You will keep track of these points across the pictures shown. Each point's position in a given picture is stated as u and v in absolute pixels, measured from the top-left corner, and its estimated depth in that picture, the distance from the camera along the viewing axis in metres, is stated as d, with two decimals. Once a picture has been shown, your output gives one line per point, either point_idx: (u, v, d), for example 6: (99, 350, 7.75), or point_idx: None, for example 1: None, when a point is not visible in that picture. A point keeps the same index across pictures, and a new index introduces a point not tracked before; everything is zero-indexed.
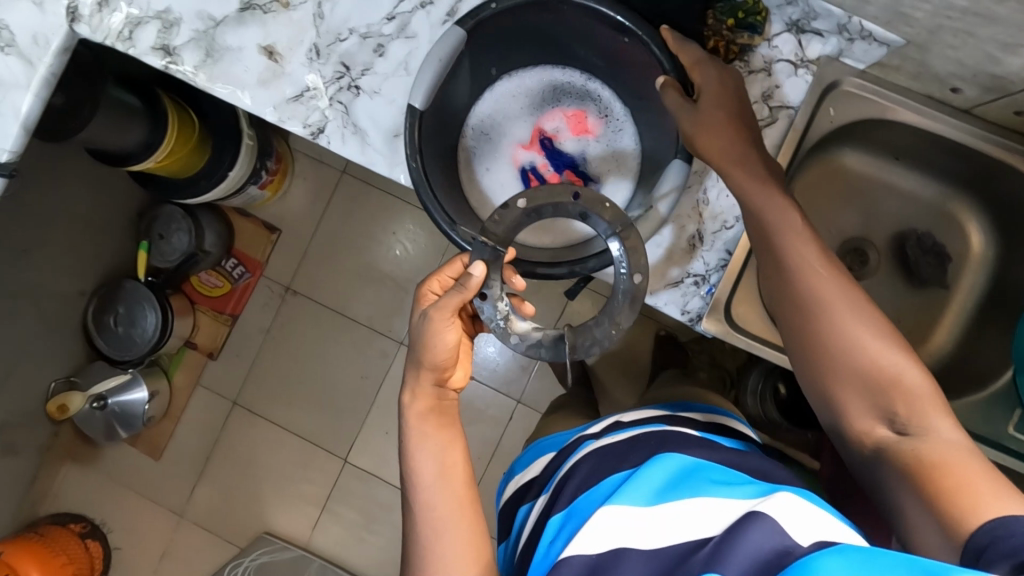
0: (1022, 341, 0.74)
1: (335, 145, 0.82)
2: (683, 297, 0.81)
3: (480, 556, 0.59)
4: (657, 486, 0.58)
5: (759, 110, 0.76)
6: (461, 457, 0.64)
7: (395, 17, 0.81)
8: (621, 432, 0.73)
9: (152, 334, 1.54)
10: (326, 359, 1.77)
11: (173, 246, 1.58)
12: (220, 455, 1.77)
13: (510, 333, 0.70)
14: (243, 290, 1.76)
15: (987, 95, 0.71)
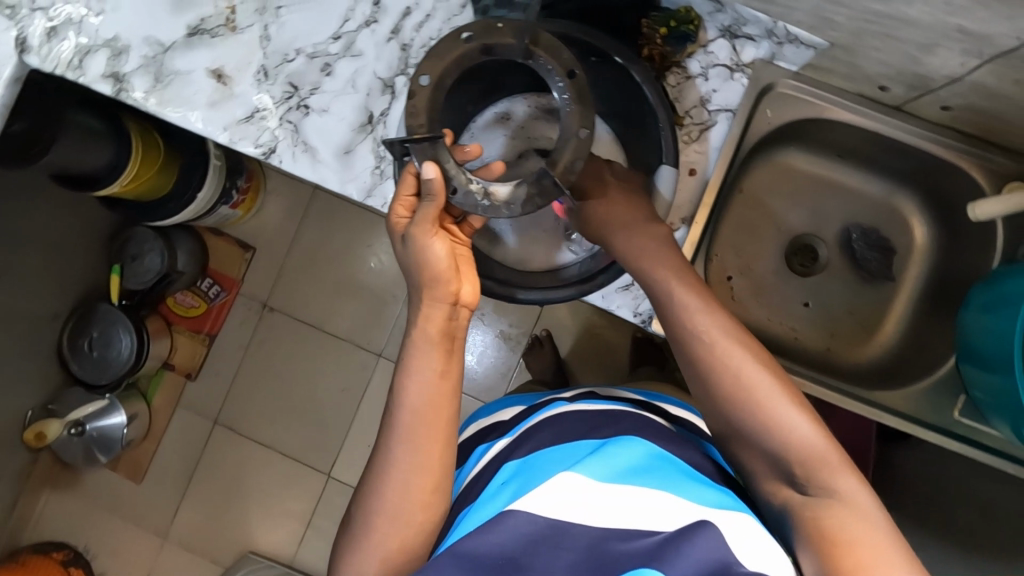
0: (969, 326, 0.75)
1: (287, 164, 0.83)
2: (635, 299, 0.81)
3: (435, 477, 0.64)
4: (625, 466, 0.59)
5: (698, 114, 0.79)
6: (449, 401, 0.65)
7: (340, 37, 0.83)
8: (596, 402, 0.73)
9: (129, 357, 1.55)
10: (306, 375, 1.77)
11: (146, 267, 1.59)
12: (203, 475, 1.76)
13: (498, 206, 0.66)
14: (220, 308, 1.76)
15: (914, 92, 0.72)
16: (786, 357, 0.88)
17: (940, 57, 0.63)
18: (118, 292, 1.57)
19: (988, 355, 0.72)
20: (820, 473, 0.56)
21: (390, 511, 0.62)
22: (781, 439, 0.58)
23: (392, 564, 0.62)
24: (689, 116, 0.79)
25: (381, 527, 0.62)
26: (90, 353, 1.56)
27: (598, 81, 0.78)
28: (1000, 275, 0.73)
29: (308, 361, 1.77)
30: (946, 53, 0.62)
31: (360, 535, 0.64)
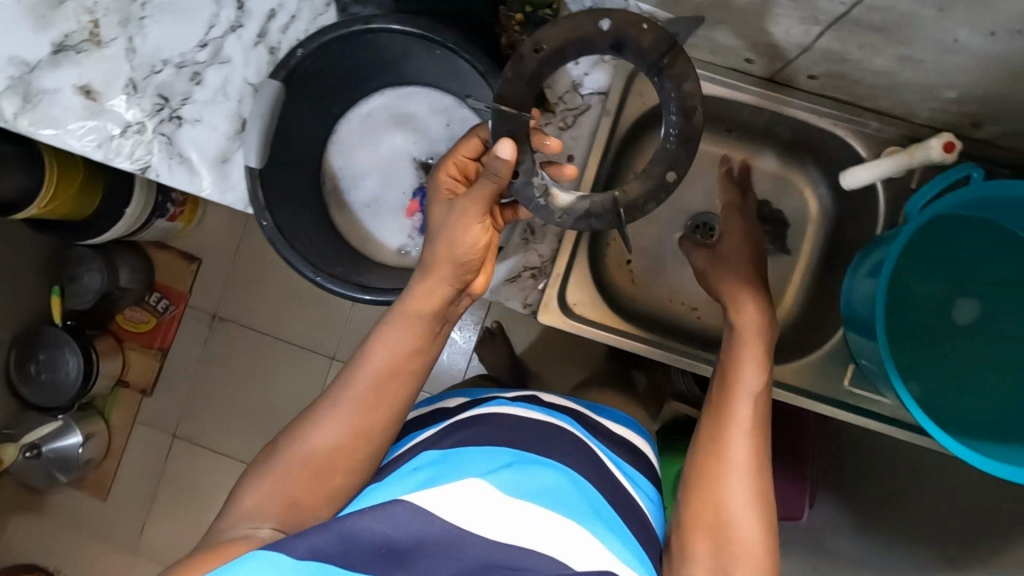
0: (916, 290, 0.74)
1: (166, 177, 0.83)
2: (523, 292, 0.81)
3: (358, 443, 0.59)
4: (541, 492, 0.54)
5: (572, 99, 0.78)
6: (419, 371, 0.62)
7: (207, 44, 0.81)
8: (535, 409, 0.67)
9: (77, 378, 1.51)
10: (269, 381, 1.67)
11: (85, 288, 1.52)
12: (162, 499, 1.65)
13: (553, 210, 0.63)
14: (170, 323, 1.66)
15: (777, 62, 0.71)
16: (683, 339, 0.88)
17: (783, 24, 0.62)
18: (59, 313, 1.51)
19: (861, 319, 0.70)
20: (734, 536, 0.55)
21: (308, 454, 0.57)
22: (726, 517, 0.56)
23: (281, 516, 0.55)
24: (564, 102, 0.78)
25: (289, 467, 0.57)
26: (38, 376, 1.52)
27: (454, 74, 0.74)
28: (940, 222, 0.72)
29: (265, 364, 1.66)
30: (787, 21, 0.61)
31: (262, 471, 0.57)
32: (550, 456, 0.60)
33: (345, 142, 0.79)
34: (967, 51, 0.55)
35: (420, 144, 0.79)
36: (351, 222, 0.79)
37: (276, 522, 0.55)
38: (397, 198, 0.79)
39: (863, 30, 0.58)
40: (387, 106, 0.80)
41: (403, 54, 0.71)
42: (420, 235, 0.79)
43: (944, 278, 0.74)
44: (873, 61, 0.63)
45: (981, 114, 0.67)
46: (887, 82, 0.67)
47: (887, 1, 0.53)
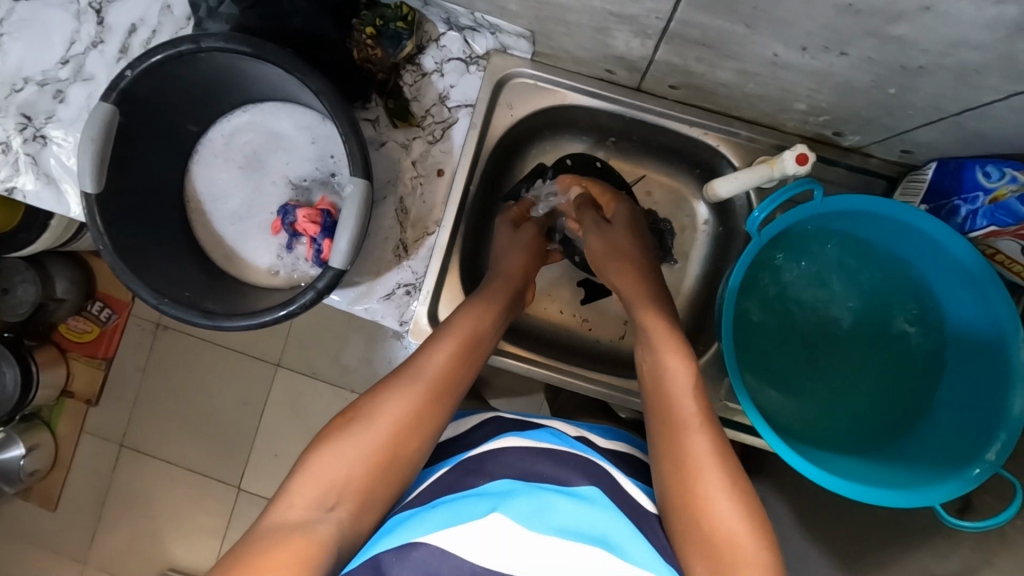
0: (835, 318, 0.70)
1: (32, 199, 0.80)
2: (399, 308, 0.78)
3: (390, 447, 0.54)
4: (564, 519, 0.47)
5: (438, 112, 0.77)
6: (479, 359, 0.65)
7: (69, 61, 0.79)
8: (546, 436, 0.60)
9: (15, 392, 1.24)
10: (195, 385, 1.38)
11: (18, 300, 1.26)
12: (114, 515, 1.37)
13: (575, 253, 0.87)
14: (113, 332, 1.38)
15: (636, 74, 0.70)
16: (571, 355, 0.85)
17: (620, 39, 0.62)
18: None
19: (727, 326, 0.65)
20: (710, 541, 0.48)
21: (369, 433, 0.54)
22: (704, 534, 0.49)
23: (345, 499, 0.50)
24: (430, 116, 0.77)
25: (367, 439, 0.53)
26: None
27: (299, 90, 0.71)
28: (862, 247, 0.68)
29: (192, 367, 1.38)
30: (622, 35, 0.60)
31: (322, 451, 0.52)
32: (570, 482, 0.53)
33: (209, 161, 0.78)
34: (789, 66, 0.55)
35: (284, 162, 0.78)
36: (215, 237, 0.78)
37: (338, 508, 0.50)
38: (263, 218, 0.78)
39: (691, 44, 0.57)
40: (250, 124, 0.78)
41: (247, 71, 0.69)
42: (288, 253, 0.77)
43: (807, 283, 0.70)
44: (715, 74, 0.62)
45: (837, 124, 0.66)
46: (738, 93, 0.66)
47: (696, 17, 0.52)
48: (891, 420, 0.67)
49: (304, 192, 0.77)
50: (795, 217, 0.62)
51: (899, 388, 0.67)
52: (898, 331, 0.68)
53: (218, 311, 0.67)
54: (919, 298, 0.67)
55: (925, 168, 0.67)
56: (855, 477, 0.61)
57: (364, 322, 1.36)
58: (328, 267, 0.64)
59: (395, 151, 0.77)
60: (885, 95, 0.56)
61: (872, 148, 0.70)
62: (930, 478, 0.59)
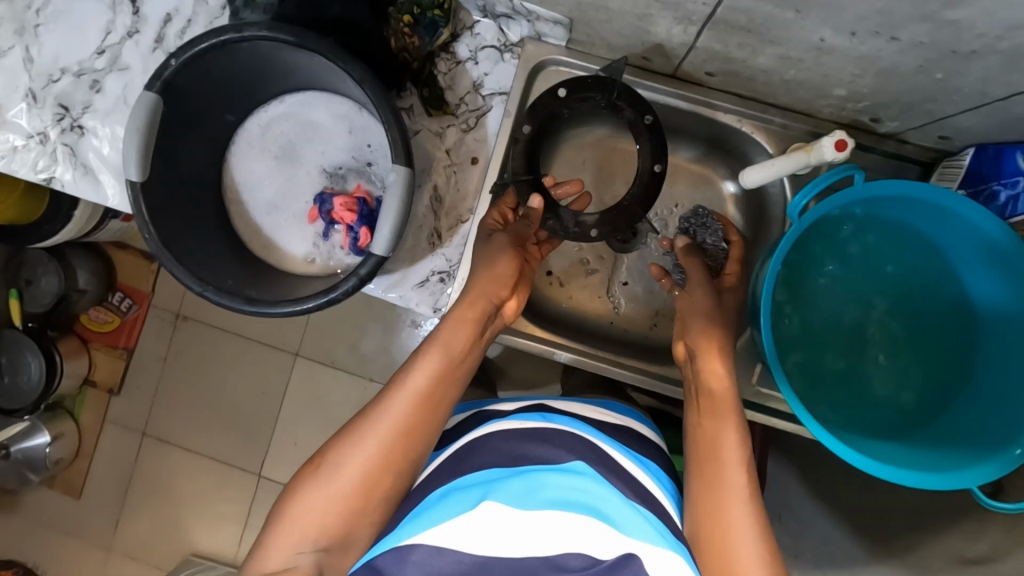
0: (855, 304, 0.71)
1: (70, 188, 0.81)
2: (433, 296, 0.79)
3: (360, 485, 0.55)
4: (556, 496, 0.49)
5: (472, 100, 0.77)
6: (458, 380, 0.63)
7: (105, 51, 0.80)
8: (532, 417, 0.61)
9: (39, 383, 1.26)
10: (216, 374, 1.39)
11: (42, 292, 1.29)
12: (138, 503, 1.40)
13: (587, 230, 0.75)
14: (134, 324, 1.39)
15: (672, 61, 0.70)
16: (602, 342, 0.86)
17: (661, 25, 0.62)
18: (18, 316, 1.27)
19: (766, 318, 0.64)
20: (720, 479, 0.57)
21: (337, 476, 0.55)
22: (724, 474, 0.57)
23: (323, 539, 0.53)
24: (464, 104, 0.77)
25: (333, 487, 0.54)
26: None
27: (336, 76, 0.71)
28: (892, 217, 0.67)
29: (213, 357, 1.40)
30: (664, 21, 0.61)
31: (296, 499, 0.55)
32: (556, 459, 0.54)
33: (245, 151, 0.79)
34: (835, 51, 0.55)
35: (320, 151, 0.78)
36: (251, 226, 0.78)
37: (315, 545, 0.52)
38: (298, 206, 0.79)
39: (735, 30, 0.57)
40: (286, 114, 0.78)
41: (286, 61, 0.70)
42: (324, 241, 0.78)
43: (842, 267, 0.70)
44: (756, 60, 0.62)
45: (875, 109, 0.66)
46: (776, 79, 0.66)
47: (745, 3, 0.52)
48: (934, 394, 0.68)
49: (339, 181, 0.78)
50: (833, 204, 0.62)
51: (933, 372, 0.68)
52: (931, 315, 0.68)
53: (261, 298, 0.68)
54: (955, 283, 0.67)
55: (963, 154, 0.68)
56: (892, 461, 0.62)
57: (381, 312, 1.37)
58: (370, 254, 0.65)
59: (429, 139, 0.78)
60: (930, 81, 0.56)
61: (909, 134, 0.70)
62: (973, 457, 0.60)
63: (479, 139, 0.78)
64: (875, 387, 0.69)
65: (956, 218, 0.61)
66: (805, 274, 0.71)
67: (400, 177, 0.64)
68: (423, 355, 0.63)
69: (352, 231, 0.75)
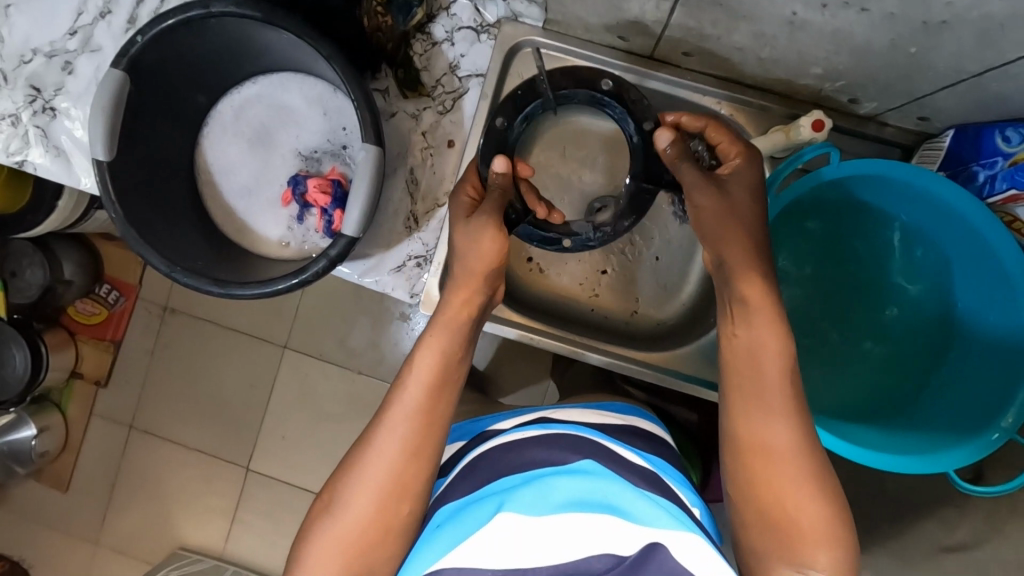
0: (841, 285, 0.69)
1: (43, 172, 0.80)
2: (410, 281, 0.78)
3: (375, 515, 0.52)
4: (571, 496, 0.48)
5: (448, 82, 0.76)
6: (456, 386, 0.58)
7: (76, 31, 0.79)
8: (534, 426, 0.59)
9: (25, 373, 1.24)
10: (204, 367, 1.38)
11: (27, 283, 1.27)
12: (125, 497, 1.39)
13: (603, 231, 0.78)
14: (121, 316, 1.38)
15: (649, 40, 0.69)
16: (581, 329, 0.85)
17: (635, 2, 0.61)
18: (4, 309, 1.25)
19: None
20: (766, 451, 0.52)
21: (345, 525, 0.52)
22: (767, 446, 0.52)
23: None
24: (440, 86, 0.76)
25: (346, 529, 0.52)
26: None
27: (306, 54, 0.70)
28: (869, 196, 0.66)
29: (201, 349, 1.39)
30: None
31: (313, 547, 0.52)
32: (560, 460, 0.52)
33: (220, 134, 0.78)
34: (807, 26, 0.54)
35: (295, 133, 0.77)
36: (227, 209, 0.77)
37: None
38: (274, 190, 0.78)
39: (707, 6, 0.56)
40: (260, 96, 0.77)
41: (258, 40, 0.69)
42: (299, 225, 0.77)
43: (819, 255, 0.69)
44: (732, 38, 0.61)
45: (853, 89, 0.65)
46: (754, 58, 0.65)
47: None
48: (919, 374, 0.66)
49: (314, 163, 0.77)
50: (801, 187, 0.63)
51: (915, 355, 0.67)
52: (910, 298, 0.67)
53: (229, 280, 0.67)
54: (931, 263, 0.66)
55: (943, 136, 0.67)
56: (872, 445, 0.61)
57: (370, 303, 1.36)
58: (340, 235, 0.64)
59: (405, 121, 0.77)
60: (904, 56, 0.55)
61: (889, 115, 0.69)
62: (950, 439, 0.60)
63: (454, 122, 0.77)
64: (863, 365, 0.68)
65: (932, 198, 0.61)
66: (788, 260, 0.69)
67: (368, 157, 0.63)
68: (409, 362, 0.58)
69: (326, 214, 0.74)
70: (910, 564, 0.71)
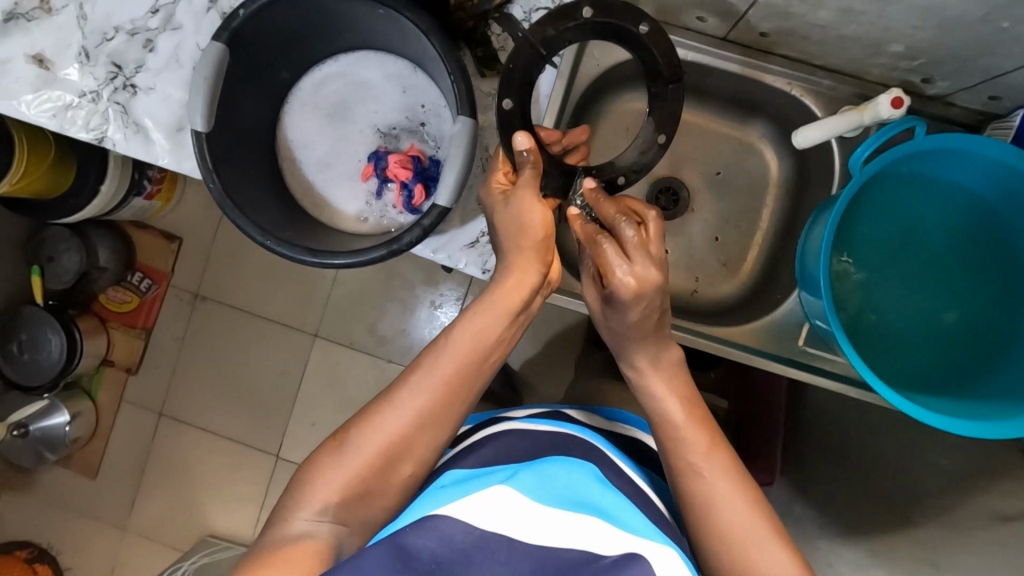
0: (903, 264, 0.72)
1: (121, 147, 0.82)
2: (482, 256, 0.80)
3: (382, 463, 0.53)
4: (564, 489, 0.50)
5: None
6: (485, 372, 0.58)
7: (159, 10, 0.81)
8: (542, 422, 0.63)
9: (59, 359, 1.25)
10: (238, 353, 1.39)
11: (63, 268, 1.27)
12: (156, 483, 1.40)
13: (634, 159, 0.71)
14: (152, 304, 1.38)
15: (728, 20, 0.71)
16: None
17: None
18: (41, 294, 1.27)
19: (825, 278, 0.66)
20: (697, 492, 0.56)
21: (353, 463, 0.53)
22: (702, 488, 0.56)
23: (338, 512, 0.52)
24: None
25: (350, 468, 0.53)
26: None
27: (391, 27, 0.71)
28: (940, 170, 0.68)
29: (234, 336, 1.40)
30: None
31: (314, 475, 0.53)
32: (569, 456, 0.56)
33: (299, 111, 0.79)
34: (902, 1, 0.57)
35: (374, 109, 0.79)
36: (304, 184, 0.79)
37: (333, 516, 0.52)
38: (352, 165, 0.79)
39: None
40: (340, 74, 0.79)
41: (352, 15, 0.71)
42: (377, 200, 0.79)
43: (889, 233, 0.72)
44: (817, 15, 0.63)
45: (928, 67, 0.68)
46: (833, 36, 0.67)
47: None
48: (985, 354, 0.68)
49: (392, 140, 0.79)
50: (891, 157, 0.63)
51: (985, 326, 0.69)
52: (979, 278, 0.69)
53: (322, 250, 0.68)
54: (1005, 243, 0.68)
55: (1011, 116, 0.69)
56: (942, 412, 0.63)
57: (400, 291, 1.37)
58: (434, 205, 0.66)
59: (481, 99, 0.79)
60: (994, 31, 0.57)
61: (957, 96, 0.72)
62: (1017, 410, 0.61)
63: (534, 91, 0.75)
64: (920, 343, 0.71)
65: (1013, 172, 0.63)
66: (853, 235, 0.72)
67: (464, 130, 0.65)
68: (438, 339, 0.58)
69: (406, 189, 0.76)
70: (967, 532, 0.73)
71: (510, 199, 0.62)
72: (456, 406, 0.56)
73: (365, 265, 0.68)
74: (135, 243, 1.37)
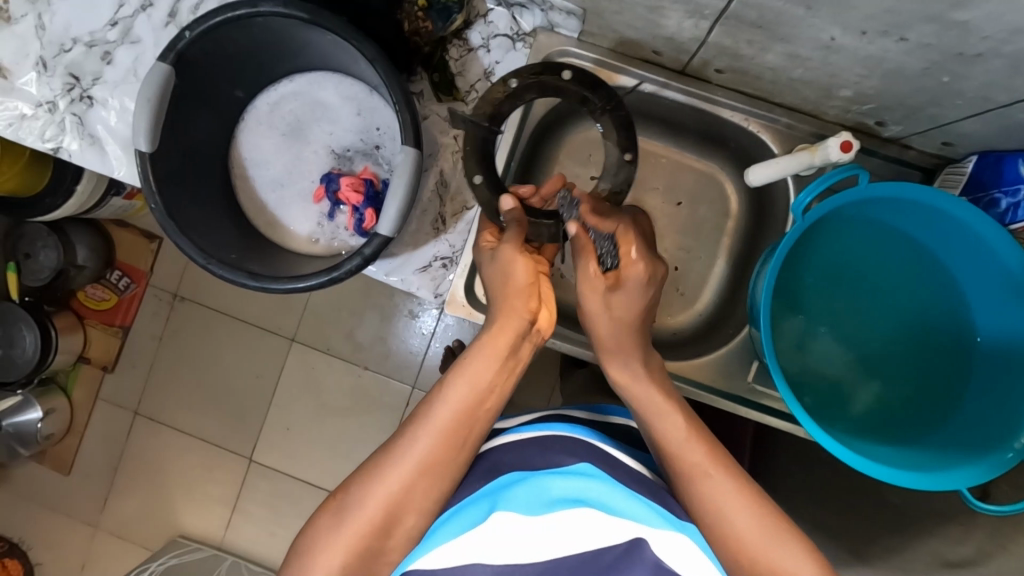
0: (857, 300, 0.72)
1: (77, 158, 0.81)
2: (434, 281, 0.80)
3: (386, 518, 0.49)
4: (565, 495, 0.46)
5: (482, 87, 0.77)
6: (488, 417, 0.55)
7: (117, 22, 0.80)
8: (531, 426, 0.59)
9: (34, 356, 1.21)
10: (211, 355, 1.35)
11: (40, 265, 1.24)
12: (127, 483, 1.36)
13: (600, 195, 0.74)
14: (130, 303, 1.35)
15: (681, 55, 0.70)
16: None
17: (673, 18, 0.63)
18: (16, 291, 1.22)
19: (765, 314, 0.64)
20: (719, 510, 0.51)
21: (356, 523, 0.49)
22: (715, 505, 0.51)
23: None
24: (473, 92, 0.78)
25: (354, 528, 0.48)
26: None
27: (342, 51, 0.71)
28: (889, 213, 0.67)
29: (207, 337, 1.36)
30: (676, 15, 0.62)
31: (316, 544, 0.49)
32: (562, 460, 0.51)
33: (254, 129, 0.79)
34: (843, 51, 0.56)
35: (328, 131, 0.79)
36: (257, 204, 0.79)
37: None
38: (305, 185, 0.79)
39: (746, 26, 0.58)
40: (296, 92, 0.79)
41: (302, 37, 0.70)
42: (329, 221, 0.78)
43: (836, 265, 0.71)
44: (766, 57, 0.63)
45: (880, 112, 0.67)
46: (785, 78, 0.66)
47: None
48: (932, 395, 0.68)
49: (346, 162, 0.78)
50: (834, 204, 0.62)
51: (937, 365, 0.68)
52: (926, 311, 0.69)
53: (264, 274, 0.68)
54: (950, 277, 0.67)
55: (964, 161, 0.69)
56: (885, 462, 0.62)
57: (380, 298, 1.34)
58: (375, 234, 0.65)
59: (437, 124, 0.78)
60: (935, 84, 0.57)
61: (912, 138, 0.71)
62: (964, 460, 0.61)
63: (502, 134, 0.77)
64: (871, 380, 0.71)
65: (954, 221, 0.62)
66: (800, 277, 0.72)
67: (409, 160, 0.65)
68: (441, 387, 0.54)
69: (357, 212, 0.75)
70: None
71: (502, 251, 0.63)
72: (461, 450, 0.53)
73: (305, 293, 0.67)
74: (114, 241, 1.33)
